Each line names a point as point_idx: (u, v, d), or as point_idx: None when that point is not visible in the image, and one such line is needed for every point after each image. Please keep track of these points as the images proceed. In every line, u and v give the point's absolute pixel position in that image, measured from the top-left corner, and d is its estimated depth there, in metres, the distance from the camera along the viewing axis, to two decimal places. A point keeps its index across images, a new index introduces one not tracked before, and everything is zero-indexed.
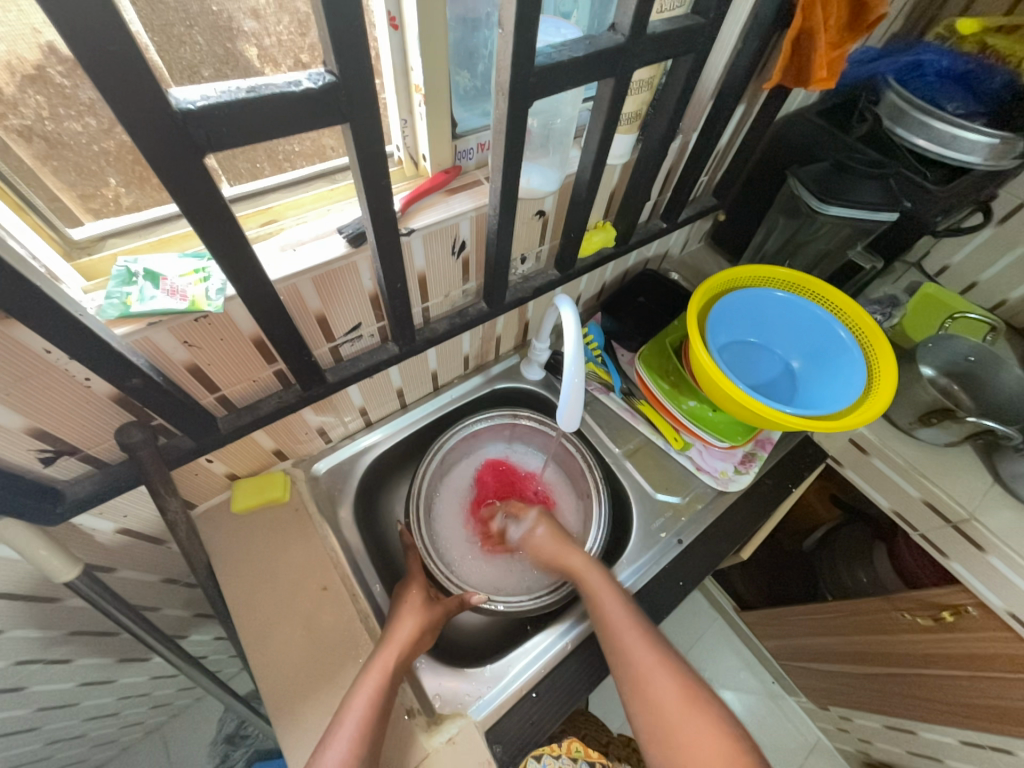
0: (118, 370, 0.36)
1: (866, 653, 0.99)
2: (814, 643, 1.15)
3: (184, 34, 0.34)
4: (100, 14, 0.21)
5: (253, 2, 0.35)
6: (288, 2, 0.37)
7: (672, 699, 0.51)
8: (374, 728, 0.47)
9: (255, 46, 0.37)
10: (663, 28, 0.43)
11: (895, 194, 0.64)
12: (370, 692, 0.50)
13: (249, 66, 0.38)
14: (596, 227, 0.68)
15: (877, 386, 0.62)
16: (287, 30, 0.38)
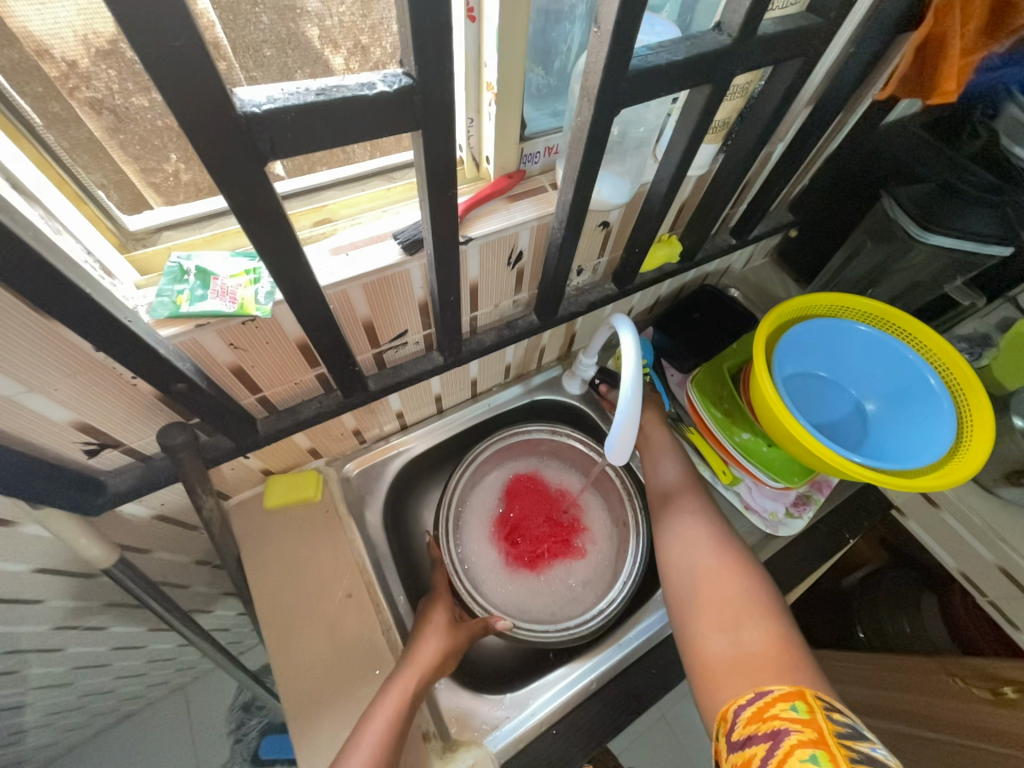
0: (163, 375, 0.35)
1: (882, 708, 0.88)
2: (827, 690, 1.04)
3: (250, 13, 0.32)
4: (167, 11, 0.19)
5: None
6: None
7: (712, 561, 0.56)
8: (387, 755, 0.46)
9: (317, 27, 0.35)
10: (774, 29, 0.37)
11: (1012, 222, 0.56)
12: (387, 715, 0.48)
13: (309, 49, 0.36)
14: (661, 241, 0.63)
15: (968, 442, 0.55)
16: (351, 12, 0.35)
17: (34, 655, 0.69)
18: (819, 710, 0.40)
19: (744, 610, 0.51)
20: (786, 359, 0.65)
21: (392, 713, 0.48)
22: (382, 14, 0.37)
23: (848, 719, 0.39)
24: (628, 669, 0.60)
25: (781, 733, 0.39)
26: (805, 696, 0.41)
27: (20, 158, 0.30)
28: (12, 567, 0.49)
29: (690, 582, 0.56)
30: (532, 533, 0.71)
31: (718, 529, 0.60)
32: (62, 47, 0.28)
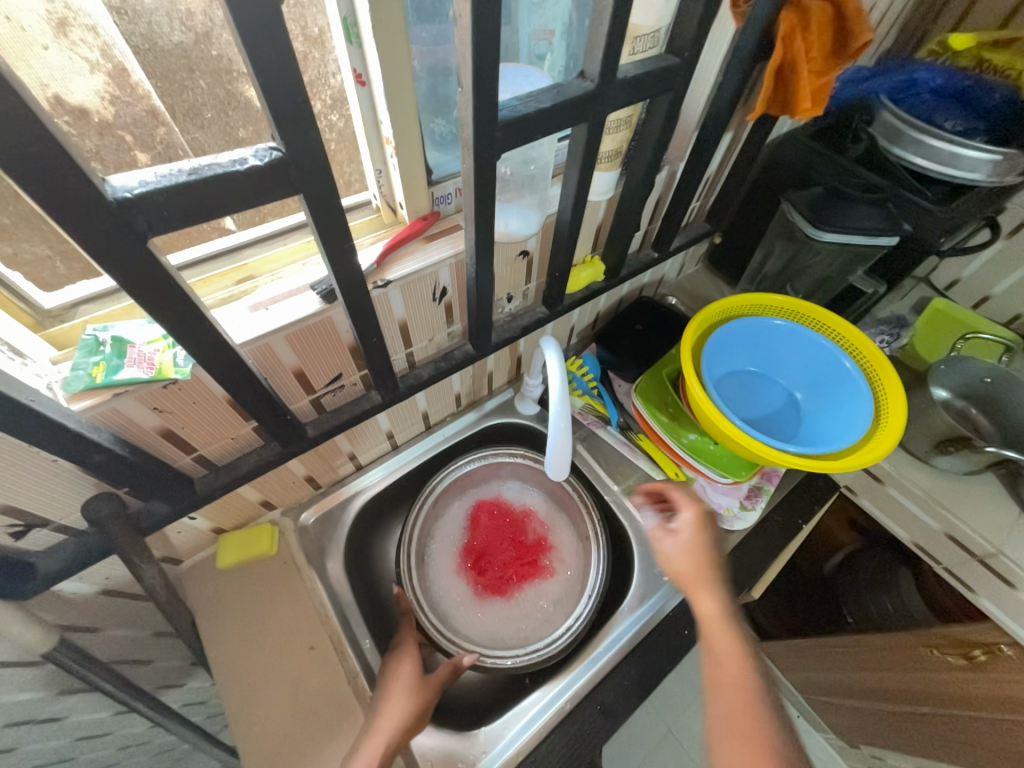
0: (78, 448, 0.35)
1: (888, 692, 0.91)
2: (835, 679, 1.08)
3: (187, 80, 0.35)
4: (18, 117, 0.21)
5: None
6: None
7: (744, 749, 0.41)
8: None
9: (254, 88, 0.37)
10: (635, 72, 0.41)
11: (895, 216, 0.62)
12: None
13: (251, 108, 0.38)
14: (583, 263, 0.66)
15: (883, 423, 0.59)
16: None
17: None
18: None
19: None
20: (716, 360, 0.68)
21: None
22: (316, 71, 0.42)
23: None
24: (601, 686, 0.59)
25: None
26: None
27: None
28: None
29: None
30: (498, 559, 0.71)
31: (751, 687, 0.45)
32: None
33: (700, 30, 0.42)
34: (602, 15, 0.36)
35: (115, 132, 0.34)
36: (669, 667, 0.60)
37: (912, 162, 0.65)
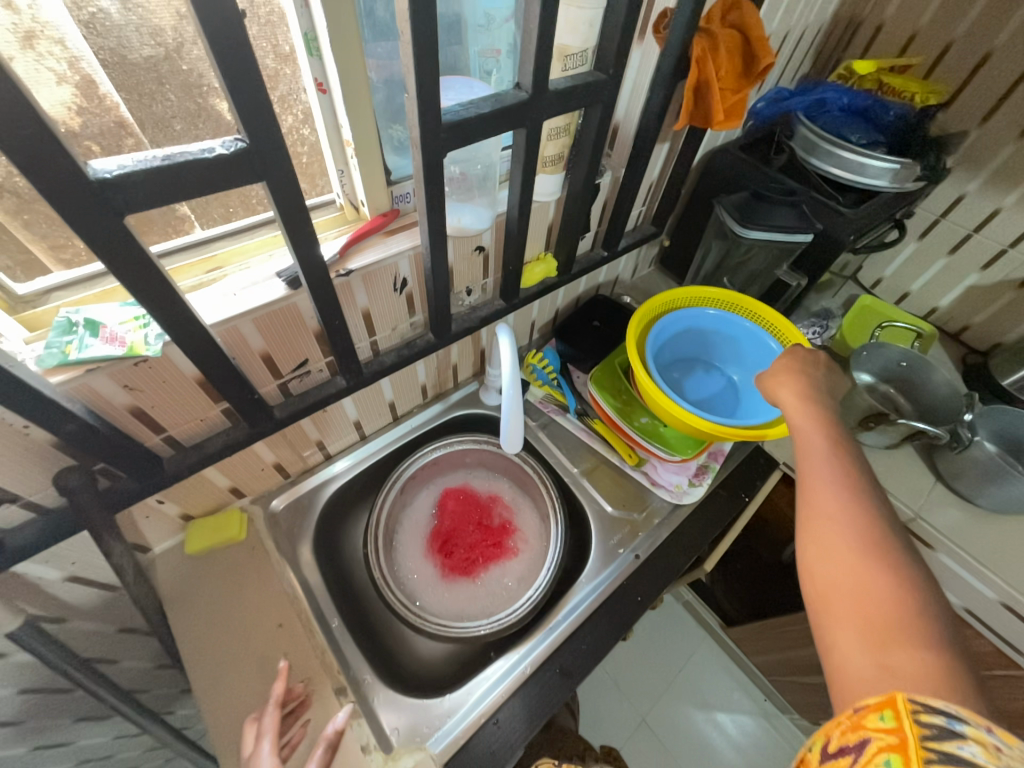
0: (52, 416, 0.38)
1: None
2: (797, 657, 1.14)
3: (155, 92, 0.38)
4: (16, 105, 0.24)
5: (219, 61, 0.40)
6: None
7: (827, 528, 0.40)
8: None
9: (226, 101, 0.42)
10: (565, 85, 0.47)
11: (808, 216, 0.70)
12: None
13: (221, 118, 0.42)
14: (537, 260, 0.72)
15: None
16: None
17: None
18: (906, 713, 0.28)
19: (888, 614, 0.34)
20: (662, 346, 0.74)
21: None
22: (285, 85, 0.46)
23: (943, 718, 0.27)
24: (559, 651, 0.63)
25: (855, 752, 0.28)
26: (901, 703, 0.28)
27: None
28: None
29: (804, 576, 0.40)
30: (467, 539, 0.75)
31: (853, 490, 0.42)
32: None
33: (621, 50, 0.48)
34: (531, 35, 0.42)
35: (82, 141, 0.37)
36: (622, 630, 0.65)
37: (828, 172, 0.74)
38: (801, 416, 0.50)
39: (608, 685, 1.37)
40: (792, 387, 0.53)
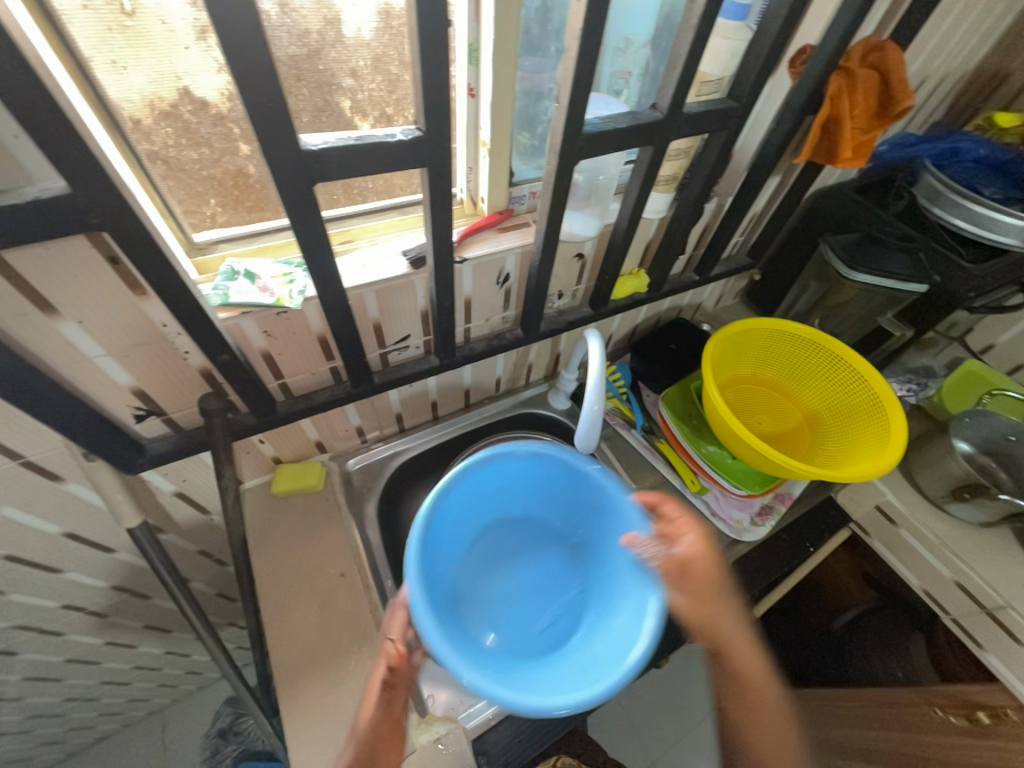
0: (213, 345, 0.44)
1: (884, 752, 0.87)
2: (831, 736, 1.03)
3: (294, 87, 0.43)
4: (267, 83, 0.30)
5: (354, 65, 0.45)
6: (383, 66, 0.46)
7: (766, 716, 0.49)
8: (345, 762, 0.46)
9: (349, 100, 0.47)
10: (698, 109, 0.49)
11: (924, 266, 0.67)
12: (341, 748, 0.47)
13: (341, 115, 0.47)
14: (630, 274, 0.74)
15: (888, 441, 0.64)
16: (379, 87, 0.47)
17: (33, 636, 0.72)
18: None
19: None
20: (444, 598, 0.52)
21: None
22: None
23: None
24: None
25: None
26: None
27: (130, 176, 0.41)
28: (46, 525, 0.55)
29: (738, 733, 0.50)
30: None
31: (753, 674, 0.50)
32: (131, 108, 0.38)
33: (757, 81, 0.50)
34: (678, 61, 0.44)
35: (227, 124, 0.43)
36: None
37: (952, 223, 0.70)
38: (728, 621, 0.50)
39: (620, 718, 1.32)
40: (733, 612, 0.51)
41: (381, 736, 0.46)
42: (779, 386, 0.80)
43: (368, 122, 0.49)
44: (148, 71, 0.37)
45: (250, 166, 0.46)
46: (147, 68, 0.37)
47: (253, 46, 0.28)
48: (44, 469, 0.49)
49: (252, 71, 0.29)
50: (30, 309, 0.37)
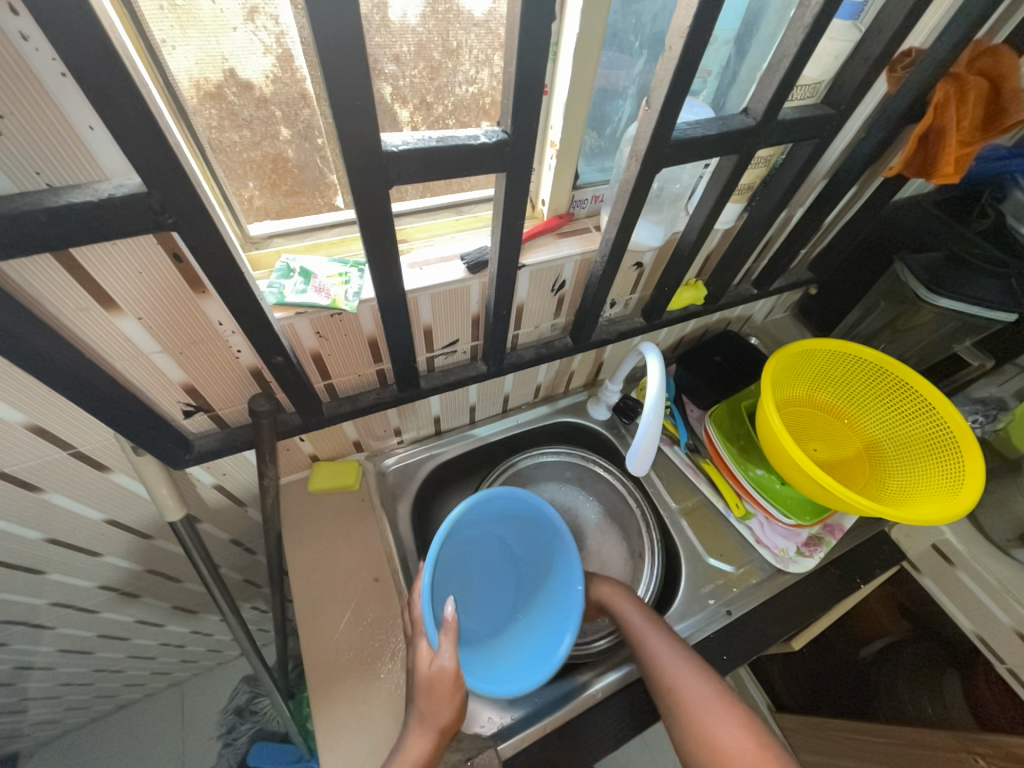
0: (269, 348, 0.43)
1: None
2: None
3: None
4: (356, 80, 0.28)
5: (398, 50, 0.42)
6: (427, 53, 0.43)
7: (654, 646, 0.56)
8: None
9: (391, 86, 0.44)
10: (793, 116, 0.46)
11: (1015, 294, 0.61)
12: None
13: (383, 102, 0.45)
14: (687, 285, 0.69)
15: (961, 481, 0.60)
16: (420, 74, 0.44)
17: (70, 613, 0.73)
18: None
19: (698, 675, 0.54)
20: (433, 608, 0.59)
21: (427, 746, 0.46)
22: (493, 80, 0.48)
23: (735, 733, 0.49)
24: (631, 686, 0.60)
25: None
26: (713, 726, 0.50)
27: (192, 166, 0.39)
28: (90, 512, 0.56)
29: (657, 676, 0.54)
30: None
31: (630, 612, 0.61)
32: (180, 88, 0.36)
33: (860, 87, 0.46)
34: (780, 63, 0.40)
35: (269, 107, 0.40)
36: None
37: None
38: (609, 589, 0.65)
39: None
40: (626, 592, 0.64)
41: (441, 680, 0.48)
42: (836, 410, 0.75)
43: (409, 110, 0.47)
44: (198, 49, 0.35)
45: (290, 150, 0.44)
46: (198, 47, 0.35)
47: (344, 38, 0.26)
48: (92, 459, 0.49)
49: (341, 66, 0.27)
50: (91, 304, 0.36)
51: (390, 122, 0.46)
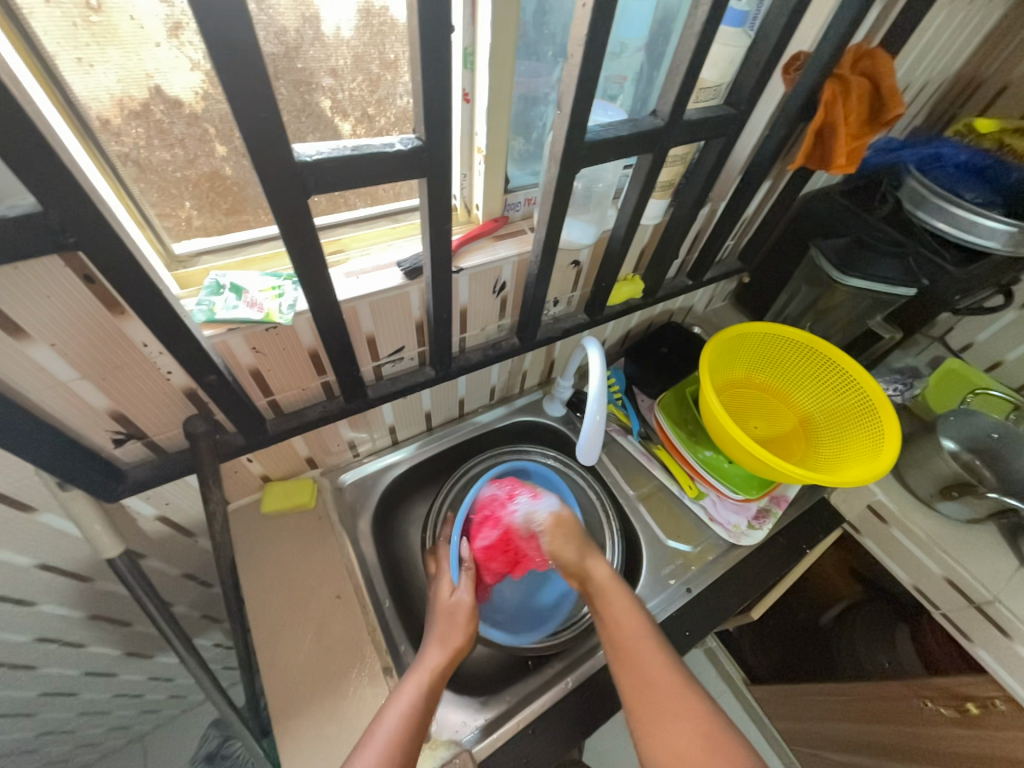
0: (199, 367, 0.42)
1: (888, 746, 0.87)
2: (820, 728, 1.06)
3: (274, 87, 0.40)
4: (260, 94, 0.28)
5: (334, 64, 0.42)
6: (365, 66, 0.43)
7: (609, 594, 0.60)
8: (417, 719, 0.49)
9: (330, 100, 0.44)
10: (698, 116, 0.49)
11: (914, 270, 0.68)
12: (412, 692, 0.51)
13: (321, 115, 0.45)
14: (625, 280, 0.73)
15: (882, 444, 0.65)
16: (359, 87, 0.45)
17: (5, 673, 0.67)
18: None
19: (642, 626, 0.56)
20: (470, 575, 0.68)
21: (441, 660, 0.54)
22: None
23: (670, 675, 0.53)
24: (600, 672, 0.62)
25: None
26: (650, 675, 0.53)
27: (102, 186, 0.38)
28: (17, 558, 0.52)
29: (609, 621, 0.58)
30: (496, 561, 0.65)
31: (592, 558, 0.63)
32: (99, 108, 0.35)
33: (755, 88, 0.50)
34: (679, 67, 0.43)
35: (201, 124, 0.40)
36: None
37: (934, 226, 0.68)
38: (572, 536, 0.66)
39: None
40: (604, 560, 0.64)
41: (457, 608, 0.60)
42: (772, 388, 0.80)
43: (351, 124, 0.47)
44: (118, 68, 0.34)
45: (228, 167, 0.43)
46: (119, 66, 0.34)
47: (243, 52, 0.26)
48: (13, 500, 0.46)
49: (243, 79, 0.27)
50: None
51: (331, 134, 0.46)
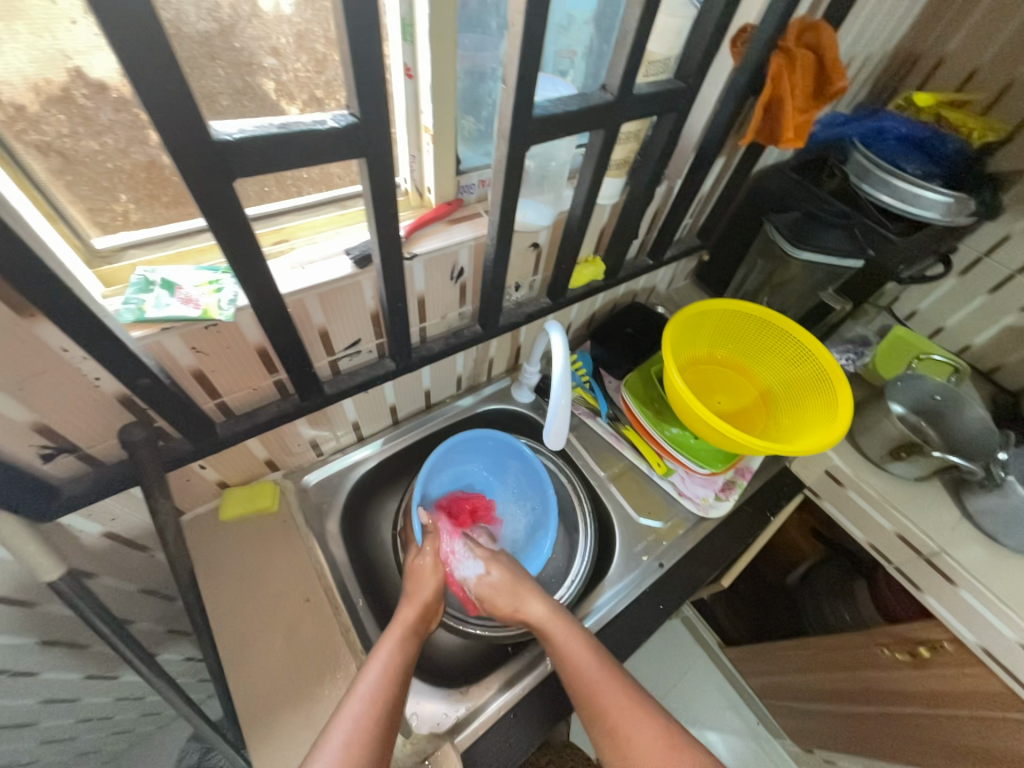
0: (130, 370, 0.39)
1: (851, 692, 0.93)
2: (789, 680, 1.12)
3: (208, 67, 0.37)
4: (168, 66, 0.25)
5: (275, 42, 0.39)
6: (308, 43, 0.40)
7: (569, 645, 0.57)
8: (392, 682, 0.51)
9: (272, 81, 0.40)
10: (647, 90, 0.48)
11: (860, 242, 0.70)
12: (392, 646, 0.54)
13: (265, 99, 0.41)
14: (585, 261, 0.72)
15: (835, 412, 0.67)
16: (305, 68, 0.41)
17: None
18: None
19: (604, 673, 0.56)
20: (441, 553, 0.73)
21: (413, 613, 0.58)
22: None
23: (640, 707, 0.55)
24: None
25: None
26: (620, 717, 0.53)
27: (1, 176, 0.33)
28: None
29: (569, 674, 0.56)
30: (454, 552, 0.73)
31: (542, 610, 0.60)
32: (11, 92, 0.31)
33: (704, 60, 0.49)
34: (625, 38, 0.42)
35: (130, 109, 0.36)
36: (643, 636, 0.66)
37: (878, 199, 0.69)
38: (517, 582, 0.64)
39: None
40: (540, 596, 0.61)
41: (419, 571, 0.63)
42: (733, 364, 0.82)
43: (296, 107, 0.43)
44: (29, 46, 0.30)
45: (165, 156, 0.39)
46: (28, 44, 0.30)
47: (142, 17, 0.24)
48: None
49: (148, 49, 0.24)
50: None
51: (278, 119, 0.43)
